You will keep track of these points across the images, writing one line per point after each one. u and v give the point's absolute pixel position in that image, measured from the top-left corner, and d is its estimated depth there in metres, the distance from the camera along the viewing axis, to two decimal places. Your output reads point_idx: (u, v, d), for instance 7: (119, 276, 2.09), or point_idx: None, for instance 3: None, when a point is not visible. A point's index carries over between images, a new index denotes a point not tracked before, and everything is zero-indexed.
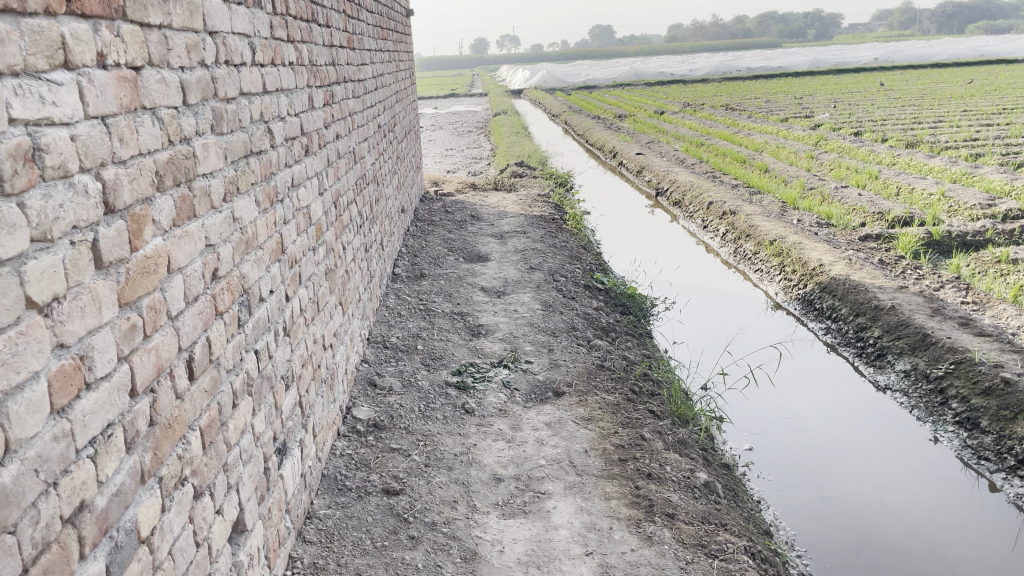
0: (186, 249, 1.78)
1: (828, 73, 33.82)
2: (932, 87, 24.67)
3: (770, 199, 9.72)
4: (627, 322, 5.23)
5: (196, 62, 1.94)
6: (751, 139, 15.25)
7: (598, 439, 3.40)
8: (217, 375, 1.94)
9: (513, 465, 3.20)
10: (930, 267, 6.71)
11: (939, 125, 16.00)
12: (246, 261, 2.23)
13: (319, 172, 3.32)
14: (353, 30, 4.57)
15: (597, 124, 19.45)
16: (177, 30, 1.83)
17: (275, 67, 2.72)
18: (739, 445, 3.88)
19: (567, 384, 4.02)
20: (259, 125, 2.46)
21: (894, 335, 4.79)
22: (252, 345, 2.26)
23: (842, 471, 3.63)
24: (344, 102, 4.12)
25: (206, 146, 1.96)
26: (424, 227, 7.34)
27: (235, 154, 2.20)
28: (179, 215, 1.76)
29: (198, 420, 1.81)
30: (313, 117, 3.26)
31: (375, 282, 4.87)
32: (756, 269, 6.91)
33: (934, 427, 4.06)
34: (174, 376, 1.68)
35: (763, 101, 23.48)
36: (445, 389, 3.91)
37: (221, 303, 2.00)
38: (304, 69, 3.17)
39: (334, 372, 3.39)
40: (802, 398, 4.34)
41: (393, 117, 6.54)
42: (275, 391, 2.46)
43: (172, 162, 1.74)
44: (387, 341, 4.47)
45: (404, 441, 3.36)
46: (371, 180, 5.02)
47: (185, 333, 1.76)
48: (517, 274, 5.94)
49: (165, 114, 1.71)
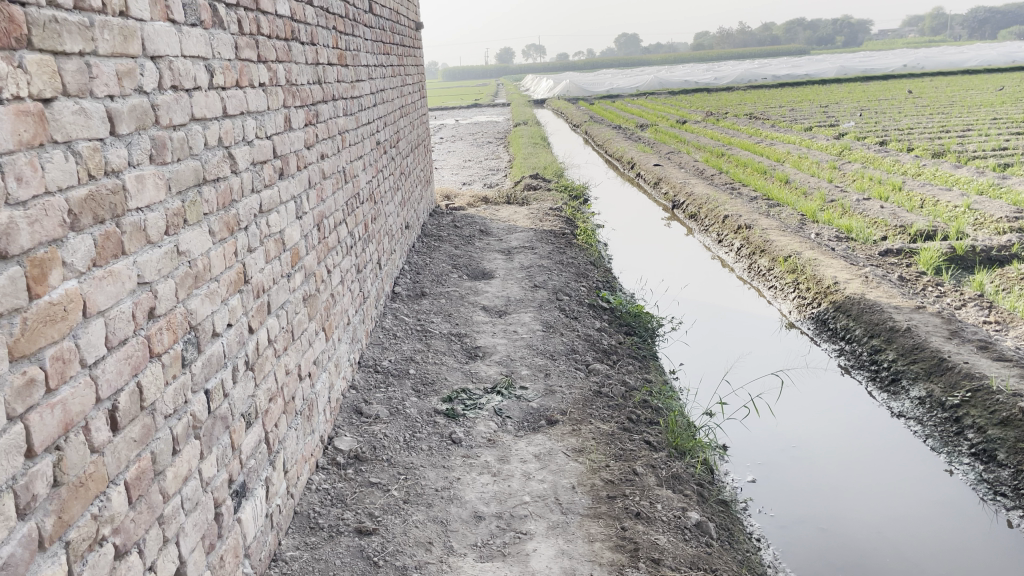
0: (110, 291, 1.67)
1: (855, 80, 33.34)
2: (961, 95, 24.22)
3: (789, 212, 9.50)
4: (630, 343, 5.06)
5: (131, 89, 1.83)
6: (773, 149, 14.99)
7: (588, 473, 3.25)
8: (149, 422, 1.82)
9: (496, 501, 3.05)
10: (952, 284, 6.47)
11: (967, 135, 15.62)
12: (195, 296, 2.12)
13: (297, 195, 3.21)
14: (346, 46, 4.47)
15: (617, 135, 19.26)
16: (104, 57, 1.72)
17: (241, 90, 2.61)
18: (741, 477, 3.70)
19: (561, 412, 3.86)
20: (216, 151, 2.34)
21: (909, 359, 4.57)
22: (202, 385, 2.14)
23: (848, 505, 3.44)
24: (333, 121, 4.01)
25: (141, 179, 1.85)
26: (430, 243, 7.22)
27: (183, 184, 2.09)
28: (102, 255, 1.65)
29: (122, 473, 1.69)
30: (289, 139, 3.15)
31: (370, 303, 4.75)
32: (770, 286, 6.71)
33: (948, 458, 3.85)
34: (89, 429, 1.56)
35: (788, 109, 23.20)
36: (433, 417, 3.77)
37: (158, 345, 1.88)
38: (280, 89, 3.06)
39: (312, 403, 3.27)
40: (810, 428, 4.14)
41: (396, 132, 6.43)
42: (232, 430, 2.34)
43: (92, 199, 1.62)
44: (379, 364, 4.34)
45: (385, 474, 3.23)
46: (368, 199, 4.92)
47: (106, 381, 1.64)
48: (521, 292, 5.80)
49: (83, 147, 1.60)
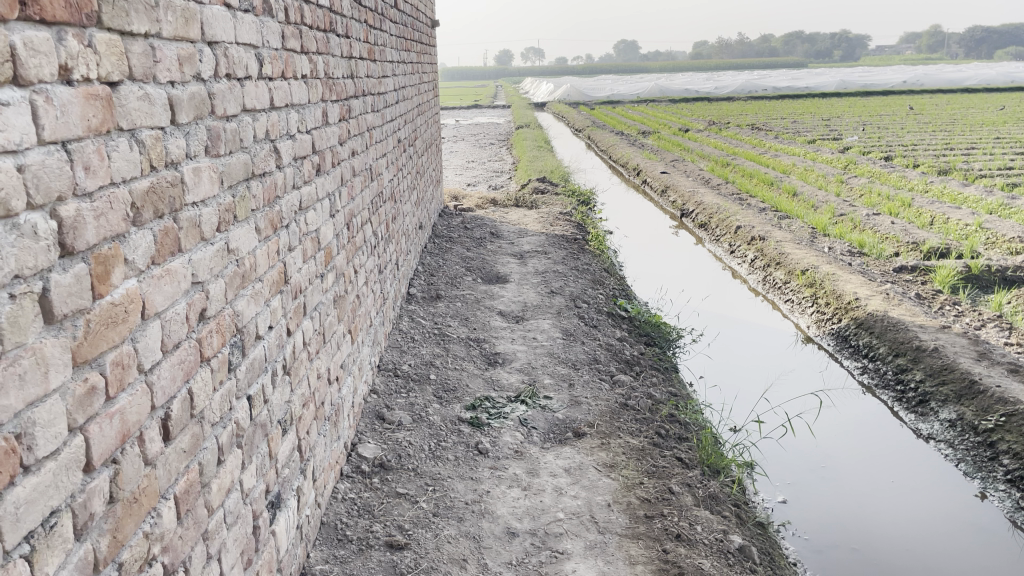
0: (167, 291, 1.55)
1: (856, 95, 33.39)
2: (963, 113, 24.20)
3: (799, 225, 9.43)
4: (651, 355, 4.96)
5: (190, 75, 1.72)
6: (778, 160, 14.93)
7: (622, 490, 3.14)
8: (199, 431, 1.70)
9: (529, 517, 2.94)
10: (969, 303, 6.40)
11: (972, 153, 15.61)
12: (242, 296, 2.00)
13: (331, 192, 3.10)
14: (374, 41, 4.36)
15: (621, 141, 19.16)
16: (167, 40, 1.61)
17: (286, 81, 2.50)
18: (772, 497, 3.60)
19: (588, 424, 3.76)
20: (263, 144, 2.23)
21: (938, 380, 4.49)
22: (245, 391, 2.03)
23: (885, 528, 3.36)
24: (362, 117, 3.90)
25: (198, 171, 1.74)
26: (442, 244, 7.11)
27: (234, 178, 1.97)
28: (160, 252, 1.54)
29: (172, 486, 1.58)
30: (326, 133, 3.03)
31: (388, 304, 4.63)
32: (786, 299, 6.63)
33: (982, 484, 3.75)
34: (144, 440, 1.45)
35: (791, 121, 23.20)
36: (458, 426, 3.66)
37: (208, 348, 1.76)
38: (319, 82, 2.96)
39: (339, 408, 3.15)
40: (839, 447, 4.05)
41: (414, 131, 6.32)
42: (270, 438, 2.23)
43: (153, 191, 1.51)
44: (398, 368, 4.22)
45: (411, 485, 3.12)
46: (389, 198, 4.81)
47: (161, 388, 1.53)
48: (537, 298, 5.69)
49: (146, 136, 1.49)
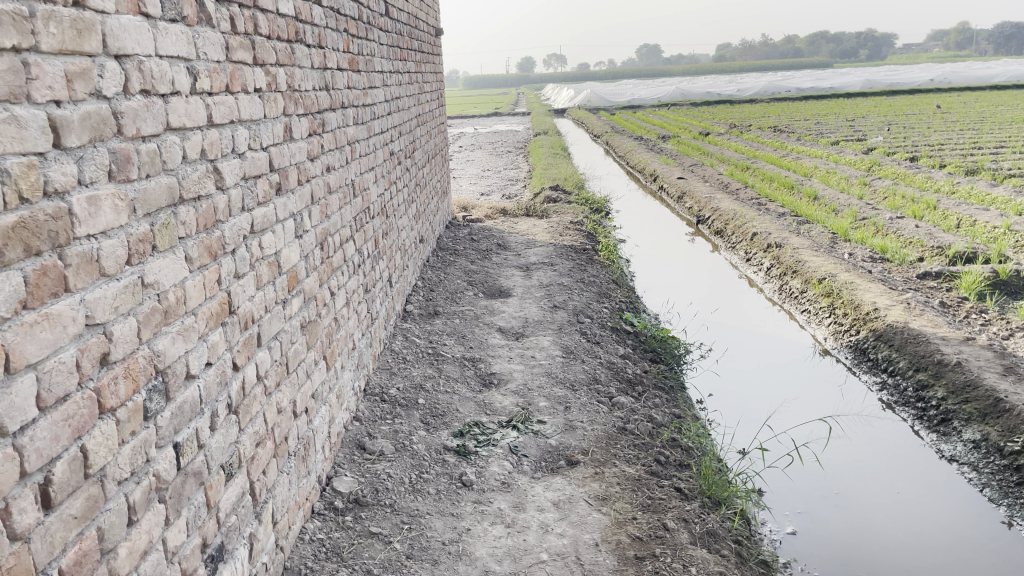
0: (44, 339, 1.37)
1: (882, 94, 32.76)
2: (991, 110, 23.59)
3: (819, 230, 9.12)
4: (656, 372, 4.71)
5: (85, 93, 1.53)
6: (799, 163, 14.57)
7: (613, 527, 2.92)
8: (97, 492, 1.52)
9: (509, 559, 2.73)
10: (996, 311, 6.09)
11: (1001, 151, 15.15)
12: (164, 334, 1.81)
13: (297, 212, 2.91)
14: (358, 51, 4.17)
15: (639, 146, 18.88)
16: (49, 55, 1.42)
17: (231, 96, 2.31)
18: (781, 529, 3.37)
19: (583, 452, 3.53)
20: (197, 165, 2.04)
21: (961, 397, 4.21)
22: (170, 438, 1.84)
23: (900, 562, 3.11)
24: (341, 130, 3.72)
25: (95, 200, 1.55)
26: (446, 258, 6.92)
27: (152, 204, 1.79)
28: (35, 294, 1.35)
29: (55, 560, 1.39)
30: (289, 150, 2.85)
31: (378, 324, 4.43)
32: (803, 309, 6.36)
33: (1009, 511, 3.47)
34: (9, 513, 1.27)
35: (814, 122, 22.78)
36: (443, 455, 3.45)
37: (111, 398, 1.57)
38: (280, 95, 2.77)
39: (309, 441, 2.96)
40: (856, 475, 3.78)
41: (412, 142, 6.14)
42: (208, 486, 2.04)
43: (24, 226, 1.33)
44: (386, 393, 4.02)
45: (386, 523, 2.91)
46: (379, 213, 4.62)
47: (37, 448, 1.34)
48: (539, 313, 5.48)
49: (14, 164, 1.31)
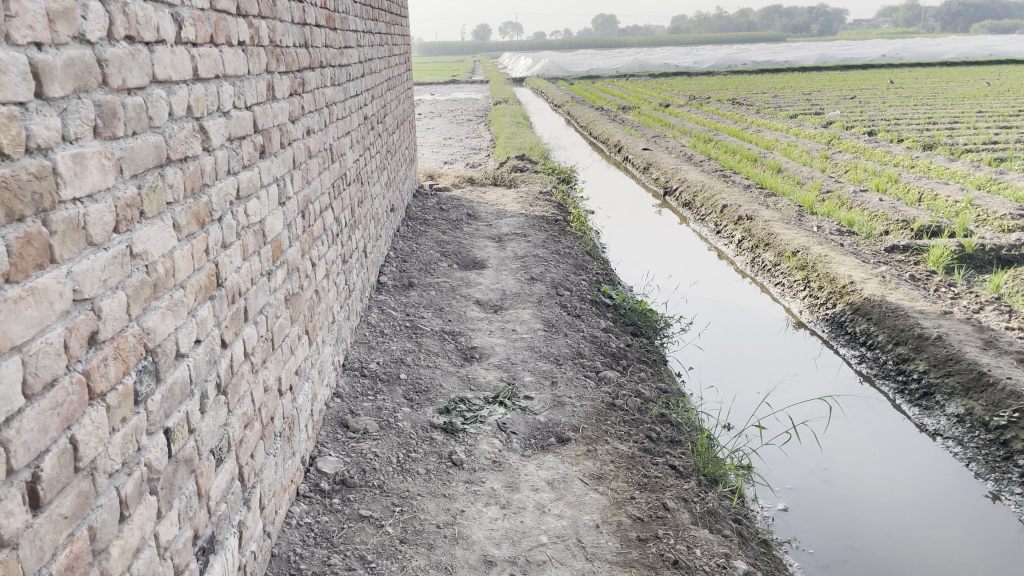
0: (29, 317, 1.19)
1: (838, 68, 33.08)
2: (944, 86, 23.92)
3: (786, 202, 9.13)
4: (638, 346, 4.64)
5: (68, 36, 1.34)
6: (761, 136, 14.58)
7: (613, 508, 2.83)
8: (88, 487, 1.36)
9: (508, 543, 2.62)
10: (965, 285, 6.13)
11: (955, 126, 15.37)
12: (154, 310, 1.64)
13: (279, 177, 2.72)
14: (334, 9, 3.94)
15: (602, 116, 18.73)
16: None
17: (216, 47, 2.10)
18: (773, 505, 3.33)
19: (573, 428, 3.43)
20: (183, 123, 1.85)
21: (943, 371, 4.21)
22: (161, 424, 1.67)
23: (895, 537, 3.09)
24: (319, 92, 3.51)
25: (82, 158, 1.37)
26: (416, 227, 6.73)
27: (140, 165, 1.60)
28: (19, 266, 1.17)
29: (46, 566, 1.24)
30: (271, 110, 2.65)
31: (354, 296, 4.26)
32: (777, 282, 6.34)
33: (996, 486, 3.49)
34: None
35: (773, 95, 22.86)
36: (429, 432, 3.31)
37: (101, 381, 1.40)
38: (263, 50, 2.57)
39: (294, 421, 2.80)
40: (844, 451, 3.76)
41: (383, 107, 5.92)
42: (198, 474, 1.88)
43: (6, 188, 1.15)
44: (365, 368, 3.86)
45: (376, 505, 2.78)
46: (354, 180, 4.42)
47: (24, 441, 1.18)
48: (516, 285, 5.35)
49: None
